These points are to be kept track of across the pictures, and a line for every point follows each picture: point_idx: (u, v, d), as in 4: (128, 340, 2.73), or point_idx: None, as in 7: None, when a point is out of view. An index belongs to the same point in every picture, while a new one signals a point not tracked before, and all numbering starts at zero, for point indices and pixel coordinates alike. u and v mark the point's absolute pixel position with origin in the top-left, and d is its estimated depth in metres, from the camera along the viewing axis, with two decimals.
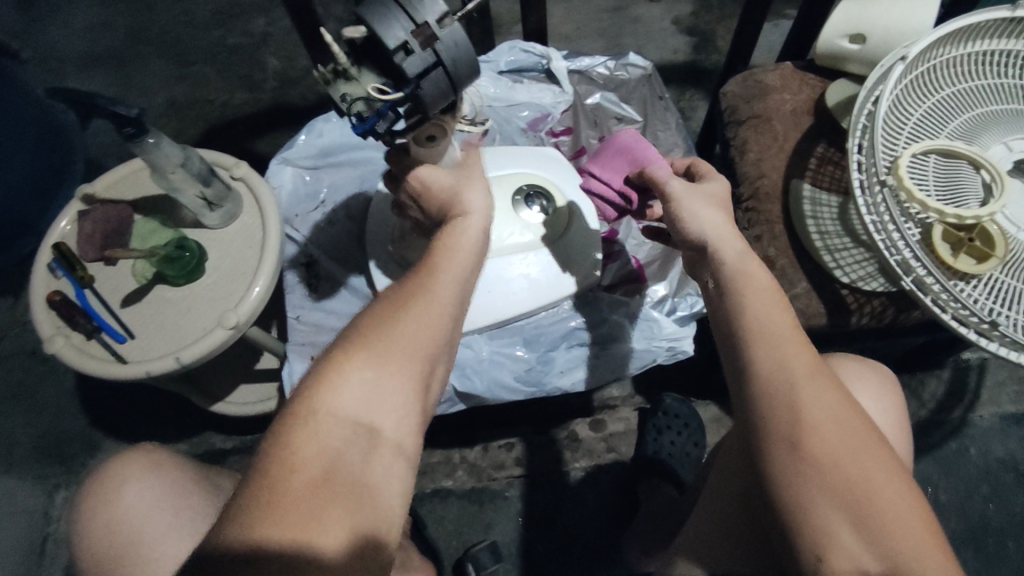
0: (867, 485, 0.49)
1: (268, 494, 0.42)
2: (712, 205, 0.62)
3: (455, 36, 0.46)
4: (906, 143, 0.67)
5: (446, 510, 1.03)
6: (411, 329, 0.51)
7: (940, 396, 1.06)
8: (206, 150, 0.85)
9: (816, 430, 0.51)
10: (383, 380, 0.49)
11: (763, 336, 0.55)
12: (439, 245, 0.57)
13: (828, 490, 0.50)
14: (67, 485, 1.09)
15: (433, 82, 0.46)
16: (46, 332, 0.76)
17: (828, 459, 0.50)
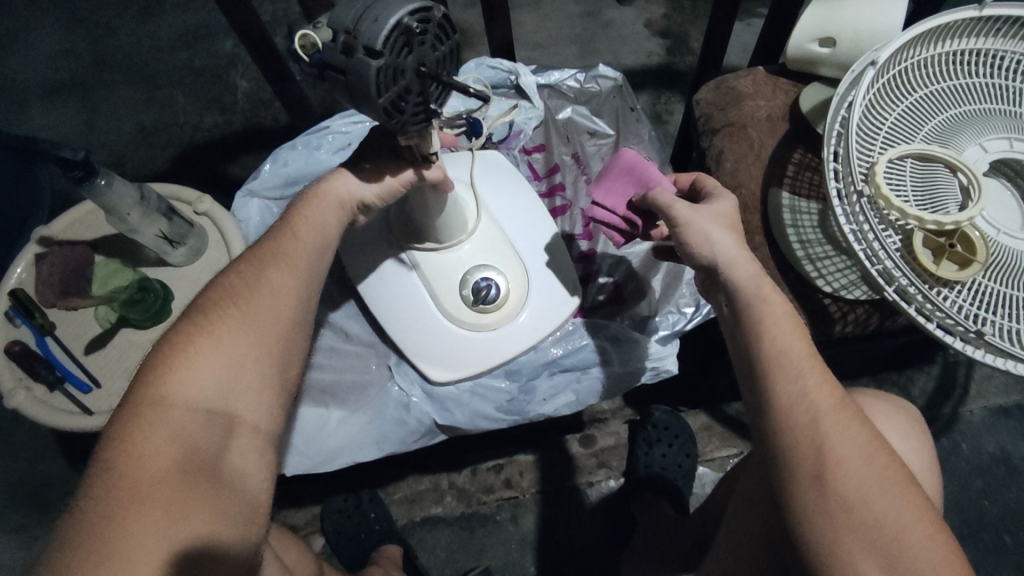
0: (890, 516, 0.49)
1: (115, 493, 0.46)
2: (723, 227, 0.58)
3: (361, 69, 0.43)
4: (881, 149, 0.66)
5: (437, 537, 1.00)
6: (244, 328, 0.55)
7: (930, 391, 1.05)
8: (166, 184, 0.82)
9: (841, 464, 0.51)
10: (233, 365, 0.53)
11: (783, 369, 0.53)
12: (295, 228, 0.60)
13: (853, 524, 0.49)
14: (45, 533, 1.05)
15: (335, 82, 0.46)
16: (5, 386, 0.72)
17: (853, 492, 0.50)
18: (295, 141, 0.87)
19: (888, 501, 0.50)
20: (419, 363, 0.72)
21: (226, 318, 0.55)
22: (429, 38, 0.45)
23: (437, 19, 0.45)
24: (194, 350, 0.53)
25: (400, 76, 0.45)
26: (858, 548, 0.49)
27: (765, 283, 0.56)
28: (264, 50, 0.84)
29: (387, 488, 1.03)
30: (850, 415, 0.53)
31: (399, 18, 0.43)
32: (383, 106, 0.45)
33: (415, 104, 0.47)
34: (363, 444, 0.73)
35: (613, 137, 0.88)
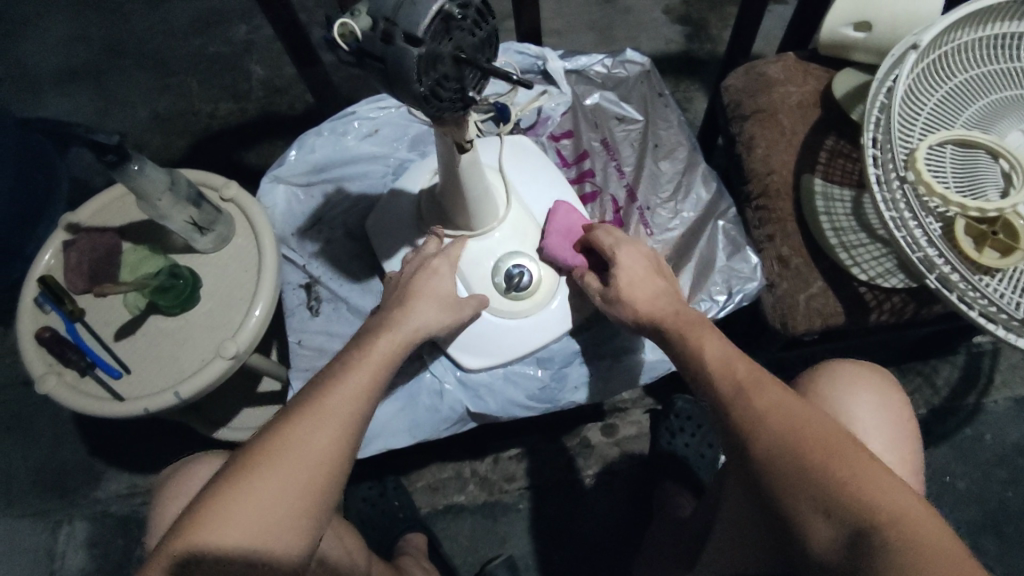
0: (826, 463, 0.47)
1: (183, 559, 0.47)
2: (651, 274, 0.67)
3: (400, 57, 0.42)
4: (921, 135, 0.65)
5: (459, 525, 1.01)
6: (305, 433, 0.52)
7: (954, 382, 1.04)
8: (192, 170, 0.81)
9: (758, 425, 0.51)
10: (259, 476, 0.49)
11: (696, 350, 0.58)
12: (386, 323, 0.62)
13: (788, 481, 0.48)
14: (69, 519, 1.06)
15: (373, 69, 0.45)
16: (38, 371, 0.73)
17: (776, 449, 0.49)
18: (321, 128, 0.86)
19: (826, 450, 0.48)
20: (451, 351, 0.72)
21: (288, 424, 0.52)
22: (467, 23, 0.43)
23: (476, 4, 0.43)
24: (258, 461, 0.50)
25: (439, 63, 0.43)
26: (801, 499, 0.47)
27: (686, 316, 0.63)
28: (293, 36, 0.83)
29: (409, 476, 1.03)
30: (769, 380, 0.54)
31: (439, 4, 0.41)
32: (422, 94, 0.44)
33: (454, 91, 0.46)
34: (395, 431, 0.73)
35: (642, 123, 0.86)
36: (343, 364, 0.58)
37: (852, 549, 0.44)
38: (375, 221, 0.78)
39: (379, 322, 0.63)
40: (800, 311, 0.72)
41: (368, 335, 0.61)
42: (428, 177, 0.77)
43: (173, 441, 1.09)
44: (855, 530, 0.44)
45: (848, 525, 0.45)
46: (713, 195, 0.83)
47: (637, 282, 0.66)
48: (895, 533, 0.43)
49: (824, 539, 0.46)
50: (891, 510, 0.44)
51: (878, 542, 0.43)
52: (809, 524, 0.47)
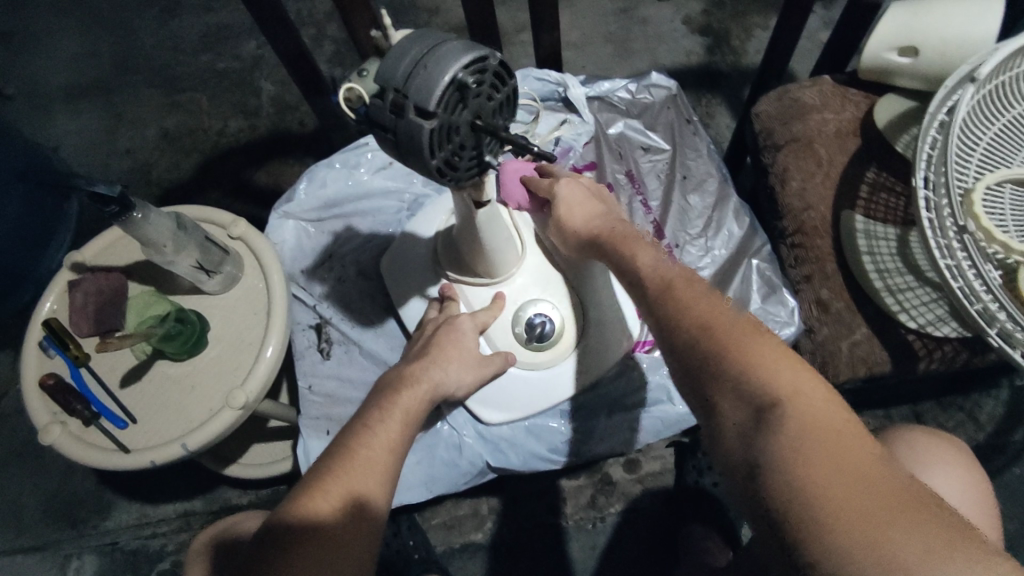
0: (741, 351, 0.44)
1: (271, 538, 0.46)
2: (592, 197, 0.63)
3: (411, 130, 0.39)
4: (976, 173, 0.60)
5: (477, 566, 0.97)
6: (346, 495, 0.48)
7: (1000, 418, 0.97)
8: (199, 206, 0.78)
9: (676, 314, 0.48)
10: (342, 462, 0.50)
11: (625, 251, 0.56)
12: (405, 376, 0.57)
13: (698, 361, 0.46)
14: (80, 554, 1.04)
15: (384, 140, 0.42)
16: (42, 421, 0.70)
17: (696, 330, 0.47)
18: (332, 160, 0.83)
19: (749, 337, 0.45)
20: (471, 405, 0.69)
21: (324, 487, 0.48)
22: (484, 90, 0.40)
23: (493, 68, 0.40)
24: (302, 522, 0.46)
25: (454, 134, 0.41)
26: (717, 378, 0.44)
27: (622, 231, 0.59)
28: (304, 66, 0.79)
29: (424, 513, 1.00)
30: (697, 279, 0.52)
31: (453, 75, 0.38)
32: (436, 167, 0.41)
33: (469, 159, 0.43)
34: (412, 485, 0.70)
35: (669, 152, 0.82)
36: (365, 417, 0.54)
37: (758, 432, 0.41)
38: (388, 263, 0.75)
39: (391, 376, 0.60)
40: (843, 359, 0.68)
41: (381, 392, 0.57)
42: (444, 218, 0.73)
43: (183, 473, 1.07)
44: (762, 411, 0.42)
45: (750, 401, 0.42)
46: (746, 230, 0.78)
47: (576, 205, 0.62)
48: (797, 424, 0.40)
49: (731, 423, 0.43)
50: (803, 397, 0.41)
51: (780, 423, 0.40)
52: (720, 409, 0.44)
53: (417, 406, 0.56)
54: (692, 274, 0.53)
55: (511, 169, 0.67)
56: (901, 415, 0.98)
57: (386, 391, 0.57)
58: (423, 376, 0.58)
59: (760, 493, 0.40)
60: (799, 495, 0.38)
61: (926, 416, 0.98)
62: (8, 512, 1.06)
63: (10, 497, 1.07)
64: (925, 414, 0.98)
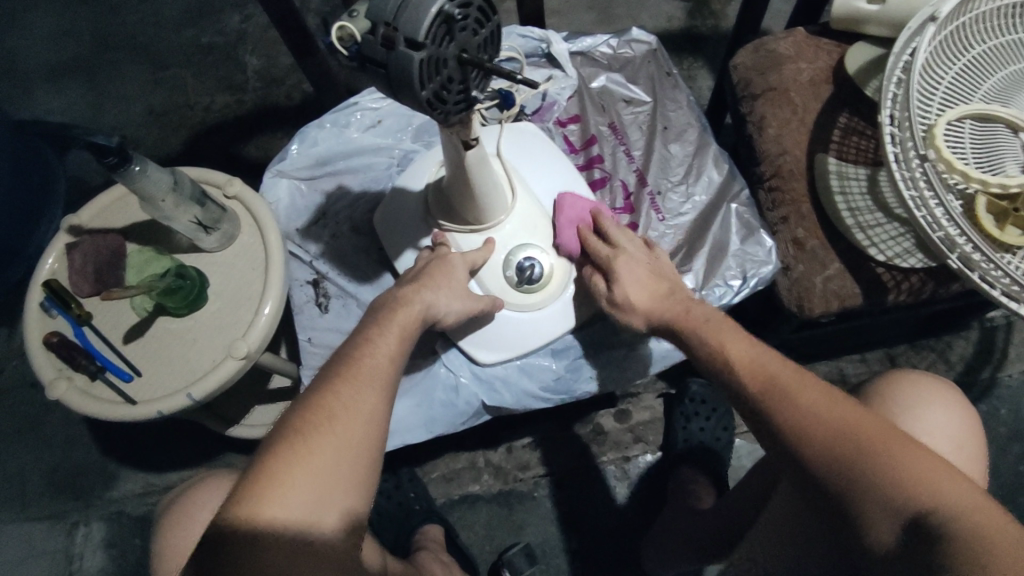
0: (885, 457, 0.47)
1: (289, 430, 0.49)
2: (648, 271, 0.69)
3: (402, 61, 0.41)
4: (939, 109, 0.64)
5: (476, 515, 1.01)
6: (351, 405, 0.50)
7: (969, 357, 1.02)
8: (194, 167, 0.80)
9: (802, 424, 0.51)
10: (351, 371, 0.53)
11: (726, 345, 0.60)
12: (397, 302, 0.60)
13: (841, 470, 0.48)
14: (87, 520, 1.06)
15: (375, 74, 0.44)
16: (48, 377, 0.72)
17: (831, 438, 0.49)
18: (322, 120, 0.84)
19: (885, 444, 0.48)
20: (465, 345, 0.72)
21: (333, 390, 0.51)
22: (469, 24, 0.42)
23: (478, 3, 0.42)
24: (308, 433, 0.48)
25: (443, 67, 0.43)
26: (859, 487, 0.47)
27: (691, 314, 0.64)
28: (292, 27, 0.80)
29: (421, 467, 1.03)
30: (804, 376, 0.55)
31: (440, 5, 0.40)
32: (426, 99, 0.43)
33: (457, 93, 0.45)
34: (410, 426, 0.73)
35: (650, 105, 0.85)
36: (365, 332, 0.58)
37: (917, 541, 0.44)
38: (380, 216, 0.77)
39: (385, 300, 0.62)
40: (817, 294, 0.71)
41: (374, 317, 0.59)
42: (434, 169, 0.75)
43: (185, 439, 1.09)
44: (915, 519, 0.44)
45: (909, 517, 0.45)
46: (725, 177, 0.82)
47: (634, 283, 0.67)
48: (965, 532, 0.42)
49: (884, 529, 0.45)
50: (950, 499, 0.44)
51: (947, 536, 0.43)
52: (869, 523, 0.46)
53: (413, 326, 0.59)
54: (793, 367, 0.57)
55: (565, 217, 0.71)
56: (877, 358, 1.03)
57: (383, 309, 0.60)
58: (415, 297, 0.61)
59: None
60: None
61: (900, 359, 1.03)
62: (13, 483, 1.09)
63: (15, 469, 1.09)
64: (899, 356, 1.03)
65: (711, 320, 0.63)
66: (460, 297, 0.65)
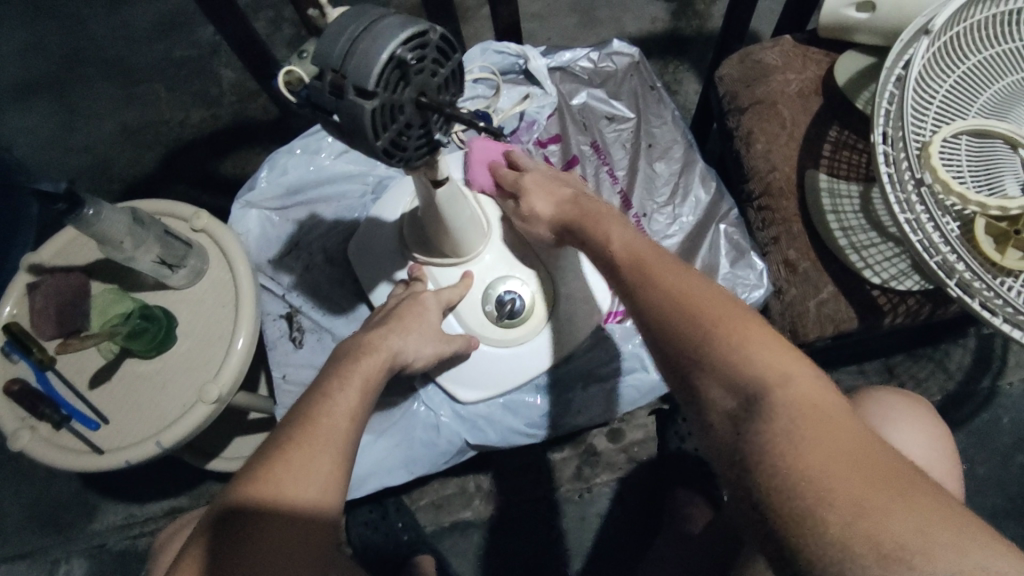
0: (726, 335, 0.46)
1: (264, 463, 0.47)
2: (554, 178, 0.65)
3: (352, 110, 0.38)
4: (934, 126, 0.61)
5: (467, 543, 0.98)
6: (304, 464, 0.47)
7: (968, 366, 1.00)
8: (159, 200, 0.76)
9: (661, 298, 0.50)
10: (327, 406, 0.51)
11: (606, 232, 0.58)
12: (361, 352, 0.56)
13: (687, 341, 0.47)
14: (68, 558, 1.03)
15: (327, 122, 0.41)
16: (10, 427, 0.69)
17: (687, 319, 0.48)
18: (291, 146, 0.81)
19: (742, 328, 0.46)
20: (445, 383, 0.69)
21: (286, 454, 0.47)
22: (426, 66, 0.39)
23: (434, 42, 0.39)
24: (260, 500, 0.45)
25: (399, 113, 0.39)
26: (701, 364, 0.46)
27: (590, 210, 0.61)
28: (256, 50, 0.76)
29: (411, 495, 1.00)
30: (681, 265, 0.53)
31: (392, 50, 0.37)
32: (382, 148, 0.40)
33: (417, 138, 0.42)
34: (392, 467, 0.70)
35: (633, 120, 0.82)
36: (325, 383, 0.53)
37: (746, 418, 0.43)
38: (354, 247, 0.74)
39: (349, 345, 0.58)
40: (811, 319, 0.69)
41: (338, 361, 0.56)
42: (408, 201, 0.72)
43: (166, 470, 1.06)
44: (747, 397, 0.43)
45: (738, 390, 0.44)
46: (713, 196, 0.79)
47: (541, 188, 0.63)
48: (784, 409, 0.42)
49: (716, 405, 0.45)
50: (787, 379, 0.43)
51: (769, 410, 0.42)
52: (706, 393, 0.46)
53: (377, 375, 0.56)
54: (670, 256, 0.55)
55: (476, 156, 0.69)
56: (874, 369, 1.00)
57: (346, 356, 0.56)
58: (381, 344, 0.58)
59: (740, 468, 0.42)
60: (773, 479, 0.40)
61: (897, 369, 1.00)
62: None
63: None
64: (897, 367, 1.00)
65: (603, 215, 0.60)
66: (438, 337, 0.62)
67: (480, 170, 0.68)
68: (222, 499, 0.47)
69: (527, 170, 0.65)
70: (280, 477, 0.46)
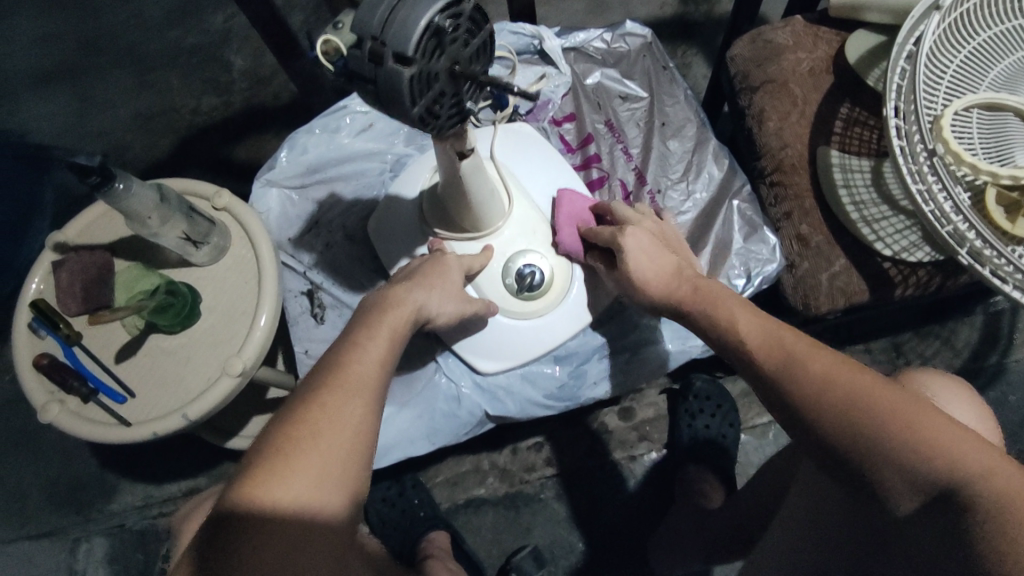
0: (903, 426, 0.43)
1: (287, 427, 0.46)
2: (659, 246, 0.64)
3: (391, 77, 0.39)
4: (945, 100, 0.62)
5: (482, 519, 1.00)
6: (337, 407, 0.47)
7: (975, 343, 1.01)
8: (181, 179, 0.77)
9: (811, 385, 0.48)
10: (349, 371, 0.50)
11: (734, 316, 0.56)
12: (387, 304, 0.57)
13: (850, 436, 0.45)
14: (88, 536, 1.05)
15: (363, 89, 0.42)
16: (40, 401, 0.70)
17: (861, 420, 0.44)
18: (311, 126, 0.82)
19: (919, 419, 0.43)
20: (465, 354, 0.70)
21: (318, 400, 0.48)
22: (460, 35, 0.40)
23: (468, 12, 0.41)
24: (293, 437, 0.45)
25: (434, 81, 0.41)
26: (881, 464, 0.43)
27: (707, 291, 0.60)
28: (275, 30, 0.77)
29: (427, 473, 1.02)
30: (821, 347, 0.50)
31: (429, 18, 0.38)
32: (418, 115, 0.41)
33: (449, 107, 0.43)
34: (414, 438, 0.72)
35: (647, 100, 0.83)
36: (353, 335, 0.54)
37: (956, 518, 0.41)
38: (375, 224, 0.75)
39: (375, 298, 0.59)
40: (823, 291, 0.70)
41: (363, 314, 0.57)
42: (428, 176, 0.73)
43: (185, 451, 1.08)
44: (951, 495, 0.41)
45: (930, 486, 0.42)
46: (726, 172, 0.80)
47: (646, 259, 0.63)
48: (992, 499, 0.39)
49: (914, 506, 0.43)
50: (988, 469, 0.40)
51: (977, 506, 0.40)
52: (885, 486, 0.43)
53: (403, 326, 0.56)
54: (805, 336, 0.52)
55: (562, 214, 0.69)
56: (882, 348, 1.01)
57: (373, 309, 0.57)
58: (406, 298, 0.58)
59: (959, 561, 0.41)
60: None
61: (905, 347, 1.02)
62: (12, 501, 1.07)
63: (13, 486, 1.07)
64: (905, 345, 1.01)
65: (720, 293, 0.59)
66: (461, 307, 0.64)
67: (569, 230, 0.69)
68: (242, 465, 0.46)
69: (631, 232, 0.64)
70: (304, 441, 0.45)
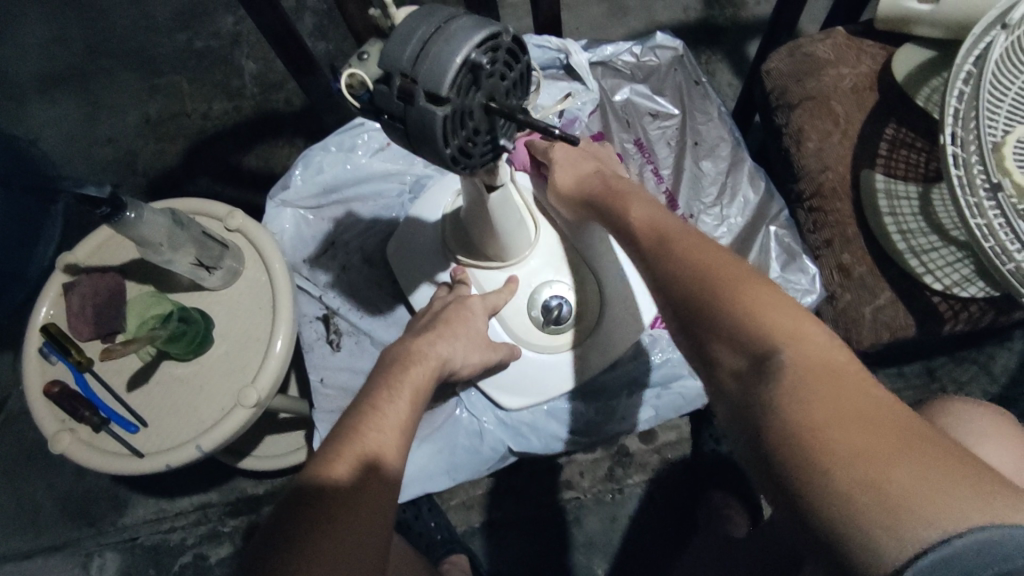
0: (728, 287, 0.45)
1: (301, 496, 0.45)
2: (589, 158, 0.65)
3: (424, 119, 0.36)
4: (1006, 126, 0.58)
5: (497, 543, 0.97)
6: (352, 480, 0.46)
7: (1015, 369, 0.96)
8: (194, 199, 0.75)
9: (663, 259, 0.49)
10: (367, 435, 0.49)
11: (624, 202, 0.57)
12: (408, 360, 0.56)
13: (690, 297, 0.46)
14: (100, 551, 1.03)
15: (391, 128, 0.39)
16: (51, 430, 0.68)
17: (691, 279, 0.47)
18: (327, 143, 0.79)
19: (748, 290, 0.44)
20: (488, 389, 0.68)
21: (336, 467, 0.47)
22: (497, 69, 0.37)
23: (506, 45, 0.37)
24: (319, 488, 0.45)
25: (468, 120, 0.38)
26: (711, 328, 0.44)
27: (617, 185, 0.59)
28: (291, 43, 0.73)
29: (441, 495, 0.99)
30: (691, 229, 0.51)
31: (466, 54, 0.35)
32: (450, 156, 0.38)
33: (483, 144, 0.40)
34: (433, 474, 0.69)
35: (678, 117, 0.79)
36: (374, 395, 0.53)
37: (754, 375, 0.41)
38: (394, 248, 0.72)
39: (397, 350, 0.58)
40: (866, 326, 0.66)
41: (385, 370, 0.56)
42: (451, 200, 0.70)
43: (197, 465, 1.06)
44: (758, 356, 0.41)
45: (747, 350, 0.42)
46: (763, 195, 0.76)
47: (569, 165, 0.64)
48: (792, 367, 0.39)
49: (727, 366, 0.43)
50: (802, 341, 0.40)
51: (780, 371, 0.39)
52: (716, 354, 0.44)
53: (426, 383, 0.55)
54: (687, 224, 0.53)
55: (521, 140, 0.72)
56: (914, 372, 0.97)
57: (395, 365, 0.56)
58: (430, 352, 0.57)
59: (756, 428, 0.39)
60: (790, 434, 0.37)
61: (940, 372, 0.97)
62: (24, 514, 1.05)
63: (25, 498, 1.06)
64: (939, 369, 0.97)
65: (626, 189, 0.59)
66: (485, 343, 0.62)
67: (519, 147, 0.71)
68: (258, 535, 0.45)
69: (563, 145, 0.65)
70: (321, 514, 0.44)
